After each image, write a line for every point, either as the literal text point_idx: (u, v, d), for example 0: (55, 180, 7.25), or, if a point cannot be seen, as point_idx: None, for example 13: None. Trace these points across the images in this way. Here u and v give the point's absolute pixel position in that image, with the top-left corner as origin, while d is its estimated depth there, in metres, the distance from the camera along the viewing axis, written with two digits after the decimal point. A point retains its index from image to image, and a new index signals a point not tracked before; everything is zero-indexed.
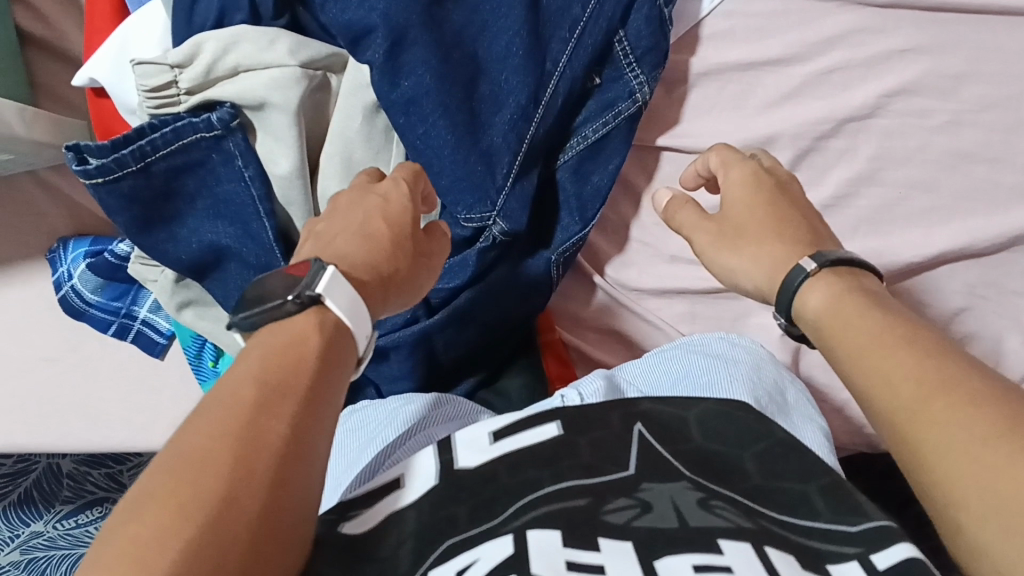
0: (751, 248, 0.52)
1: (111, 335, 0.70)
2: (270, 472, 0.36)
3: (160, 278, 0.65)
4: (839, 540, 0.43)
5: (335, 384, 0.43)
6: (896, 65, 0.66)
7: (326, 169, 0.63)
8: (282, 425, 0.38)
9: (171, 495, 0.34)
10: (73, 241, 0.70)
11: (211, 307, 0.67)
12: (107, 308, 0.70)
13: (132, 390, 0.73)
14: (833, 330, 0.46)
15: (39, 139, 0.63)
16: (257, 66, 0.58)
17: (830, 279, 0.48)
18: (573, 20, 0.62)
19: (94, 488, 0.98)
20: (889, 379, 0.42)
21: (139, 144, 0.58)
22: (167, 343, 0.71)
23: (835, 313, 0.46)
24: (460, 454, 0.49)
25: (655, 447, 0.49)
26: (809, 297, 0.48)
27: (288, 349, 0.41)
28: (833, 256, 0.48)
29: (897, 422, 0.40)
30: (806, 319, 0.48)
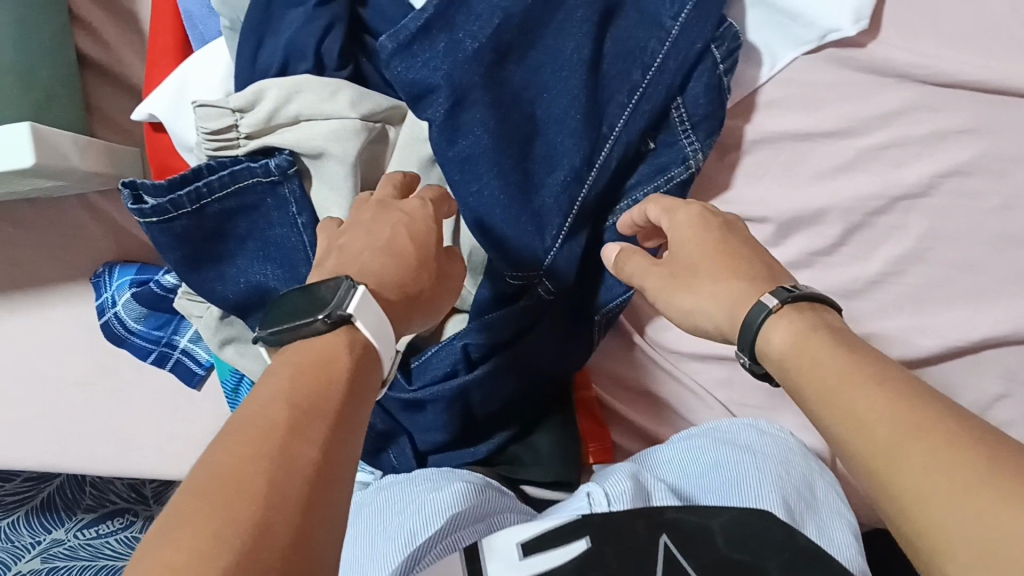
0: (703, 289, 0.51)
1: (150, 362, 0.70)
2: (305, 490, 0.34)
3: (204, 315, 0.66)
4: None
5: (358, 416, 0.41)
6: (951, 144, 0.66)
7: None
8: (313, 448, 0.36)
9: (206, 515, 0.31)
10: (119, 267, 0.70)
11: (252, 345, 0.66)
12: (149, 336, 0.70)
13: (166, 419, 0.73)
14: (802, 371, 0.43)
15: (89, 170, 0.63)
16: (317, 116, 0.59)
17: (796, 316, 0.46)
18: (632, 86, 0.62)
19: (116, 498, 0.99)
20: (860, 420, 0.39)
21: (195, 186, 0.59)
22: (204, 373, 0.71)
23: (799, 353, 0.44)
24: (494, 566, 0.55)
25: (680, 562, 0.56)
26: (773, 336, 0.46)
27: (314, 381, 0.40)
28: (792, 291, 0.47)
29: (877, 468, 0.38)
30: (772, 358, 0.46)
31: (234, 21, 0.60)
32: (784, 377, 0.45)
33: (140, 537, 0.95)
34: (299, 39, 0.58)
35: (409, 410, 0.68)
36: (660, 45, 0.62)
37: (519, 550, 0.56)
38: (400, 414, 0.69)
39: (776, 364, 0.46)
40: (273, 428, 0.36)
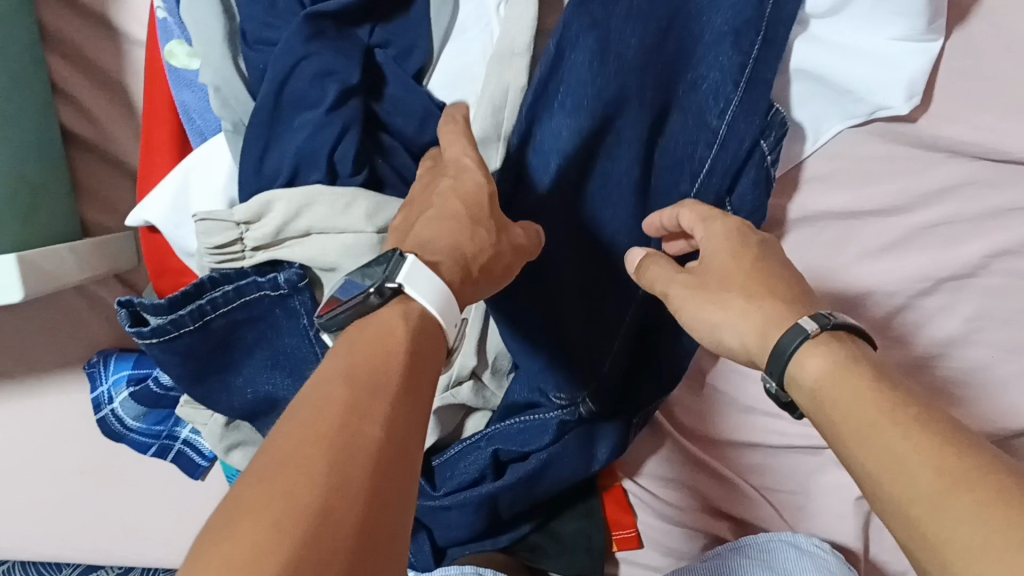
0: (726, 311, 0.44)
1: (151, 456, 0.66)
2: (370, 480, 0.31)
3: (208, 423, 0.62)
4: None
5: (423, 392, 0.37)
6: (1014, 225, 0.56)
7: None
8: (377, 429, 0.33)
9: (271, 508, 0.28)
10: (115, 357, 0.65)
11: (260, 448, 0.63)
12: (149, 431, 0.66)
13: (171, 509, 0.69)
14: (832, 403, 0.38)
15: (88, 275, 0.59)
16: (330, 229, 0.53)
17: (833, 346, 0.40)
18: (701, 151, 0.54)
19: None
20: (899, 478, 0.34)
21: (198, 303, 0.54)
22: (209, 464, 0.67)
23: (835, 386, 0.38)
24: None
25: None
26: (807, 365, 0.40)
27: (371, 353, 0.36)
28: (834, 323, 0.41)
29: (915, 526, 0.33)
30: (804, 392, 0.40)
31: (236, 123, 0.54)
32: (815, 412, 0.40)
33: None
34: (309, 145, 0.53)
35: (434, 509, 0.66)
36: (709, 150, 0.54)
37: None
38: (421, 512, 0.67)
39: (808, 393, 0.40)
40: (334, 405, 0.33)
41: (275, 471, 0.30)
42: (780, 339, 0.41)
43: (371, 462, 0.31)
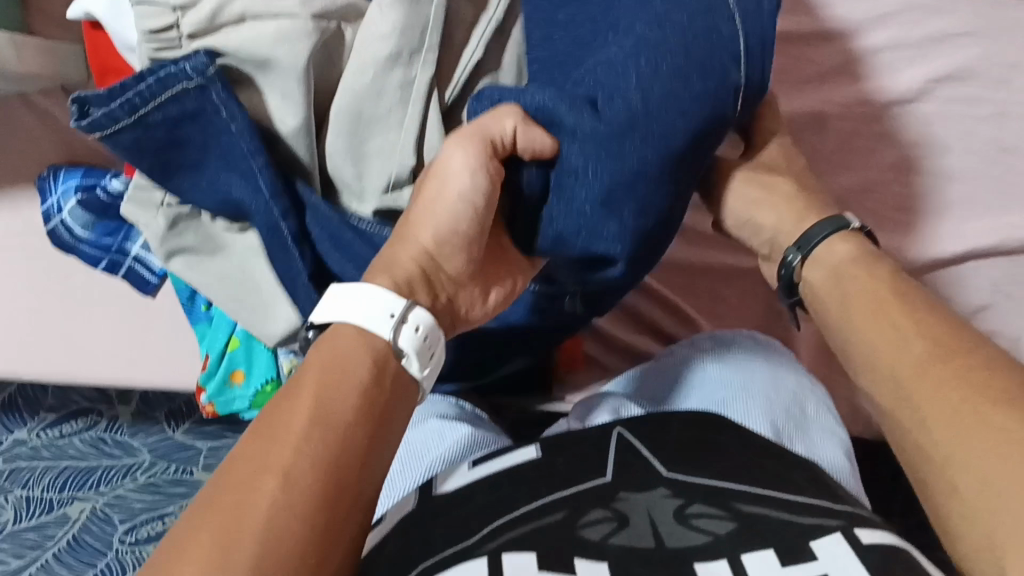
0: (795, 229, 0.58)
1: (101, 270, 0.67)
2: (260, 543, 0.40)
3: (153, 224, 0.63)
4: (818, 513, 0.47)
5: (329, 414, 0.44)
6: (943, 48, 0.65)
7: (337, 126, 0.58)
8: (275, 479, 0.42)
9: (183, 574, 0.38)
10: (66, 170, 0.66)
11: (202, 258, 0.64)
12: (99, 244, 0.67)
13: (119, 327, 0.71)
14: (851, 283, 0.53)
15: (30, 71, 0.59)
16: (264, 13, 0.55)
17: (855, 240, 0.56)
18: (722, 51, 0.50)
19: (79, 397, 0.96)
20: (894, 341, 0.49)
21: (128, 97, 0.54)
22: (159, 282, 0.69)
23: (846, 276, 0.54)
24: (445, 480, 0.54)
25: (638, 447, 0.53)
26: (836, 248, 0.56)
27: (278, 425, 0.44)
28: (850, 223, 0.57)
29: (876, 375, 0.50)
30: (823, 267, 0.56)
31: None
32: (818, 290, 0.56)
33: (105, 438, 0.94)
34: None
35: None
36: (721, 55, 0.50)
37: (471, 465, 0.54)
38: None
39: (833, 281, 0.55)
40: (221, 514, 0.40)
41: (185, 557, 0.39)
42: (809, 229, 0.57)
43: (275, 512, 0.41)
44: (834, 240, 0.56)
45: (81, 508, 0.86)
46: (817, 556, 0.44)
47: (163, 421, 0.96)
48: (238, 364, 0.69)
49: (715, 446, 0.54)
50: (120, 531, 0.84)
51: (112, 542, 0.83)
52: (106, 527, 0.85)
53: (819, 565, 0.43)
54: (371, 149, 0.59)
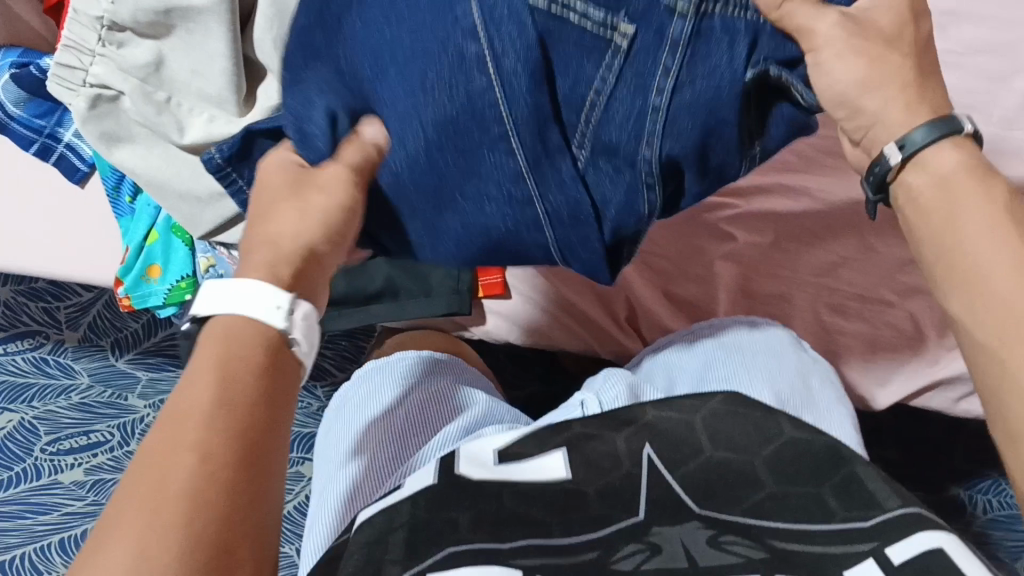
0: (934, 169, 0.44)
1: (32, 153, 0.68)
2: (188, 514, 0.36)
3: (75, 104, 0.64)
4: (855, 537, 0.45)
5: (234, 385, 0.41)
6: None
7: (263, 13, 0.60)
8: (191, 458, 0.38)
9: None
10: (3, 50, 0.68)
11: (125, 141, 0.65)
12: (30, 124, 0.68)
13: (45, 212, 0.71)
14: (956, 194, 0.44)
15: None
16: None
17: (963, 144, 0.45)
18: (479, 127, 0.44)
19: (28, 319, 0.96)
20: (977, 263, 0.42)
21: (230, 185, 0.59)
22: (88, 172, 0.69)
23: (951, 183, 0.44)
24: (465, 464, 0.51)
25: (664, 474, 0.51)
26: (942, 152, 0.44)
27: (154, 480, 0.37)
28: (962, 126, 0.45)
29: (955, 266, 0.43)
30: (930, 175, 0.45)
31: None
32: (922, 213, 0.45)
33: (48, 359, 0.94)
34: None
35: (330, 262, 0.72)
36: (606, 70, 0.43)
37: (494, 455, 0.52)
38: None
39: (930, 183, 0.45)
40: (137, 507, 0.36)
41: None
42: (905, 132, 0.45)
43: (188, 533, 0.36)
44: (941, 145, 0.44)
45: (8, 417, 0.86)
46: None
47: (108, 348, 0.96)
48: (156, 258, 0.69)
49: (741, 463, 0.51)
50: (42, 441, 0.84)
51: (33, 450, 0.83)
52: (30, 436, 0.85)
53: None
54: None
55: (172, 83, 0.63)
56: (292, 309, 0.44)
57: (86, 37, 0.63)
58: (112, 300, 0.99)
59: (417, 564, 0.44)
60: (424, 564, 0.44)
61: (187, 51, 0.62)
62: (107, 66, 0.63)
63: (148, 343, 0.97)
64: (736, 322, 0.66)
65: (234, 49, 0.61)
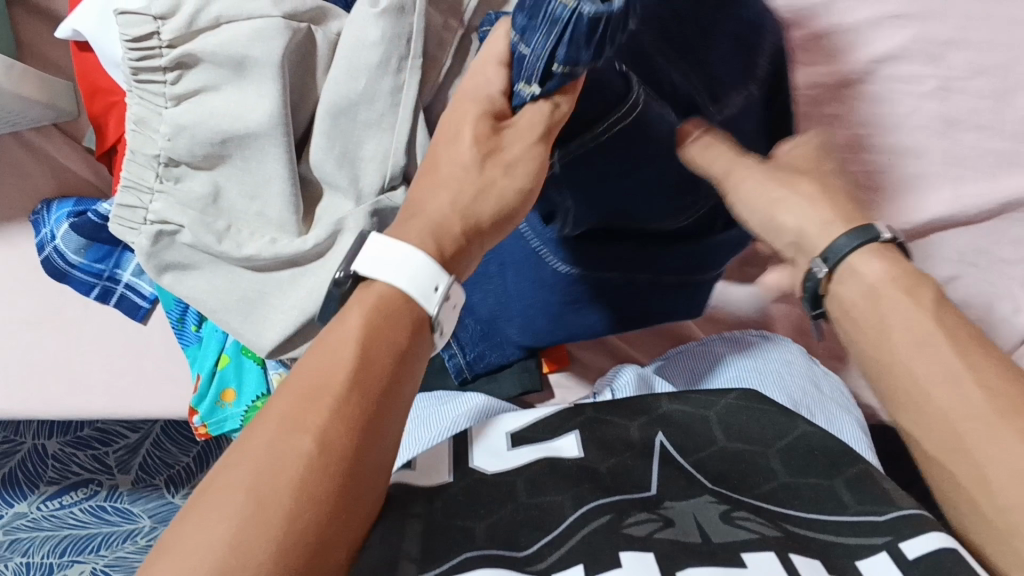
0: (891, 316, 0.39)
1: (93, 298, 0.70)
2: (293, 501, 0.34)
3: (138, 242, 0.64)
4: (867, 531, 0.44)
5: (414, 369, 0.41)
6: (878, 32, 0.65)
7: (323, 140, 0.63)
8: (310, 440, 0.36)
9: (202, 560, 0.32)
10: (57, 202, 0.70)
11: (191, 273, 0.65)
12: (90, 270, 0.70)
13: (115, 354, 0.72)
14: (888, 301, 0.40)
15: (26, 97, 0.62)
16: (238, 18, 0.60)
17: (887, 254, 0.41)
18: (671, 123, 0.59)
19: (78, 468, 0.96)
20: (903, 347, 0.39)
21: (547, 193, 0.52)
22: (150, 308, 0.71)
23: (890, 292, 0.40)
24: (477, 454, 0.54)
25: (676, 459, 0.52)
26: (869, 267, 0.41)
27: (322, 352, 0.39)
28: (880, 233, 0.41)
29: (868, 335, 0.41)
30: (858, 284, 0.41)
31: None
32: (845, 320, 0.42)
33: (105, 506, 0.94)
34: None
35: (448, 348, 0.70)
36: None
37: (507, 443, 0.55)
38: None
39: (886, 288, 0.40)
40: (272, 465, 0.35)
41: (178, 555, 0.32)
42: (831, 242, 0.42)
43: (292, 520, 0.34)
44: (865, 258, 0.41)
45: (79, 569, 0.85)
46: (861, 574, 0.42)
47: (164, 486, 0.97)
48: (229, 382, 0.70)
49: (754, 452, 0.52)
50: None
51: None
52: None
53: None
54: (365, 150, 0.64)
55: (231, 211, 0.64)
56: (446, 294, 0.42)
57: (143, 175, 0.63)
58: (159, 436, 0.99)
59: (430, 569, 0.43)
60: (439, 567, 0.43)
61: (244, 177, 0.63)
62: (166, 201, 0.63)
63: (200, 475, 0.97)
64: (749, 337, 0.66)
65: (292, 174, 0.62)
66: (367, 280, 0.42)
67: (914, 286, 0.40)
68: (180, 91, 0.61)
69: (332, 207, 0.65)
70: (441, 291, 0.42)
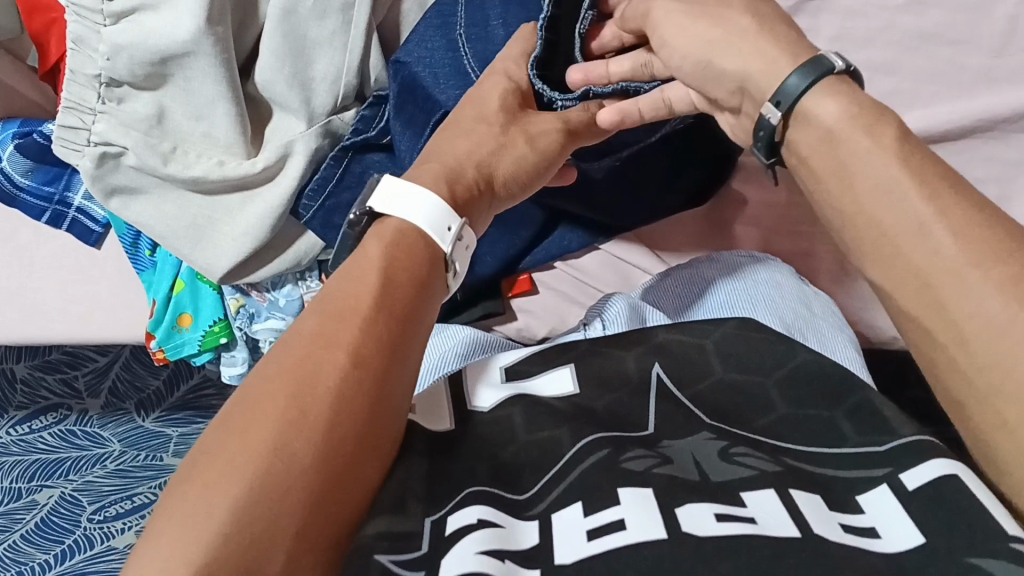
0: (899, 194, 0.37)
1: (45, 221, 0.69)
2: (340, 403, 0.37)
3: (82, 164, 0.62)
4: (867, 462, 0.43)
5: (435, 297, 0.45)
6: None
7: (268, 56, 0.60)
8: (355, 354, 0.39)
9: (249, 452, 0.35)
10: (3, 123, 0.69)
11: (140, 194, 0.64)
12: (39, 193, 0.68)
13: (69, 279, 0.71)
14: (861, 151, 0.38)
15: None
16: None
17: (842, 90, 0.40)
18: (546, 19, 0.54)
19: (47, 393, 0.95)
20: (918, 224, 0.36)
21: None
22: (102, 232, 0.70)
23: (845, 130, 0.39)
24: (473, 391, 0.50)
25: (674, 394, 0.49)
26: (821, 110, 0.40)
27: (358, 276, 0.42)
28: (830, 65, 0.40)
29: (859, 213, 0.38)
30: (814, 132, 0.40)
31: None
32: (814, 165, 0.41)
33: (75, 430, 0.94)
34: None
35: None
36: None
37: (503, 377, 0.52)
38: None
39: (859, 136, 0.38)
40: (329, 367, 0.38)
41: (234, 452, 0.35)
42: (780, 83, 0.41)
43: (332, 429, 0.36)
44: (822, 100, 0.40)
45: (49, 493, 0.85)
46: (862, 509, 0.40)
47: (133, 411, 0.97)
48: (185, 308, 0.69)
49: (751, 384, 0.49)
50: (87, 510, 0.84)
51: (80, 521, 0.83)
52: (74, 508, 0.84)
53: (867, 518, 0.40)
54: (315, 70, 0.61)
55: (177, 132, 0.62)
56: (458, 234, 0.47)
57: (85, 96, 0.61)
58: (129, 359, 0.98)
59: (436, 510, 0.41)
60: (444, 509, 0.41)
61: (188, 98, 0.61)
62: (109, 122, 0.61)
63: (172, 398, 0.99)
64: (736, 258, 0.65)
65: (236, 97, 0.60)
66: (382, 217, 0.46)
67: (929, 176, 0.37)
68: (118, 8, 0.59)
69: (282, 127, 0.63)
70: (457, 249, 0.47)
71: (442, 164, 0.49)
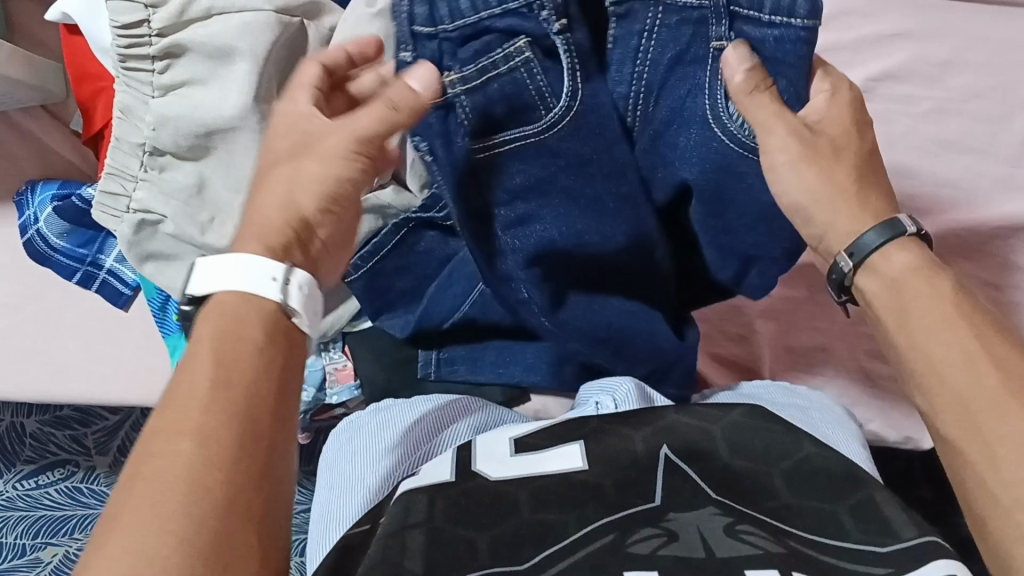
0: (928, 319, 0.43)
1: (76, 282, 0.70)
2: (213, 466, 0.34)
3: (120, 230, 0.64)
4: (868, 554, 0.43)
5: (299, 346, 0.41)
6: (879, 49, 0.66)
7: None
8: (224, 410, 0.36)
9: (123, 550, 0.31)
10: (43, 184, 0.71)
11: (174, 260, 0.65)
12: (72, 254, 0.71)
13: (94, 340, 0.72)
14: (910, 288, 0.44)
15: (14, 77, 0.62)
16: (230, 9, 0.59)
17: (912, 248, 0.45)
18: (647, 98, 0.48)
19: (55, 448, 0.96)
20: (941, 359, 0.42)
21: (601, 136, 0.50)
22: (132, 294, 0.71)
23: (911, 278, 0.44)
24: (480, 458, 0.51)
25: (681, 467, 0.49)
26: (892, 258, 0.45)
27: (209, 338, 0.38)
28: (904, 229, 0.45)
29: (901, 332, 0.44)
30: (880, 276, 0.45)
31: None
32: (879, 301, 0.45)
33: (81, 487, 0.94)
34: None
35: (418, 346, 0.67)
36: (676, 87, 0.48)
37: (511, 448, 0.51)
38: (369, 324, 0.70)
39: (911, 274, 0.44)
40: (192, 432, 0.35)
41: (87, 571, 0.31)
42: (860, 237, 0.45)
43: (205, 494, 0.34)
44: (895, 251, 0.45)
45: (53, 552, 0.84)
46: None
47: None
48: None
49: (760, 470, 0.49)
50: None
51: None
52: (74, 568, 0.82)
53: None
54: None
55: (215, 203, 0.63)
56: (290, 282, 0.41)
57: (128, 163, 0.63)
58: None
59: None
60: None
61: (228, 171, 0.62)
62: (149, 190, 0.63)
63: None
64: None
65: None
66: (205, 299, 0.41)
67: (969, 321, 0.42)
68: (167, 81, 0.60)
69: None
70: (298, 287, 0.41)
71: (262, 220, 0.43)
